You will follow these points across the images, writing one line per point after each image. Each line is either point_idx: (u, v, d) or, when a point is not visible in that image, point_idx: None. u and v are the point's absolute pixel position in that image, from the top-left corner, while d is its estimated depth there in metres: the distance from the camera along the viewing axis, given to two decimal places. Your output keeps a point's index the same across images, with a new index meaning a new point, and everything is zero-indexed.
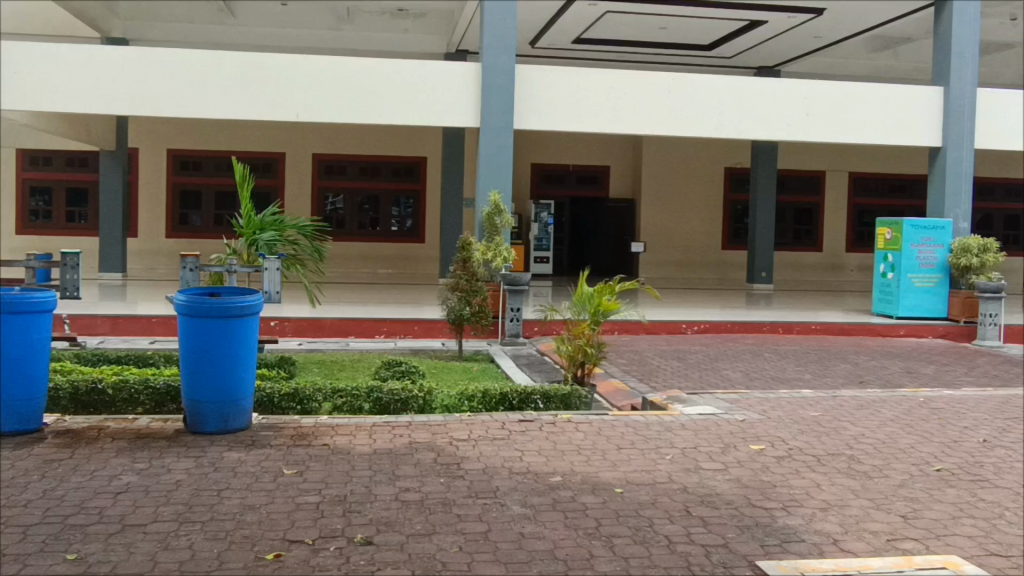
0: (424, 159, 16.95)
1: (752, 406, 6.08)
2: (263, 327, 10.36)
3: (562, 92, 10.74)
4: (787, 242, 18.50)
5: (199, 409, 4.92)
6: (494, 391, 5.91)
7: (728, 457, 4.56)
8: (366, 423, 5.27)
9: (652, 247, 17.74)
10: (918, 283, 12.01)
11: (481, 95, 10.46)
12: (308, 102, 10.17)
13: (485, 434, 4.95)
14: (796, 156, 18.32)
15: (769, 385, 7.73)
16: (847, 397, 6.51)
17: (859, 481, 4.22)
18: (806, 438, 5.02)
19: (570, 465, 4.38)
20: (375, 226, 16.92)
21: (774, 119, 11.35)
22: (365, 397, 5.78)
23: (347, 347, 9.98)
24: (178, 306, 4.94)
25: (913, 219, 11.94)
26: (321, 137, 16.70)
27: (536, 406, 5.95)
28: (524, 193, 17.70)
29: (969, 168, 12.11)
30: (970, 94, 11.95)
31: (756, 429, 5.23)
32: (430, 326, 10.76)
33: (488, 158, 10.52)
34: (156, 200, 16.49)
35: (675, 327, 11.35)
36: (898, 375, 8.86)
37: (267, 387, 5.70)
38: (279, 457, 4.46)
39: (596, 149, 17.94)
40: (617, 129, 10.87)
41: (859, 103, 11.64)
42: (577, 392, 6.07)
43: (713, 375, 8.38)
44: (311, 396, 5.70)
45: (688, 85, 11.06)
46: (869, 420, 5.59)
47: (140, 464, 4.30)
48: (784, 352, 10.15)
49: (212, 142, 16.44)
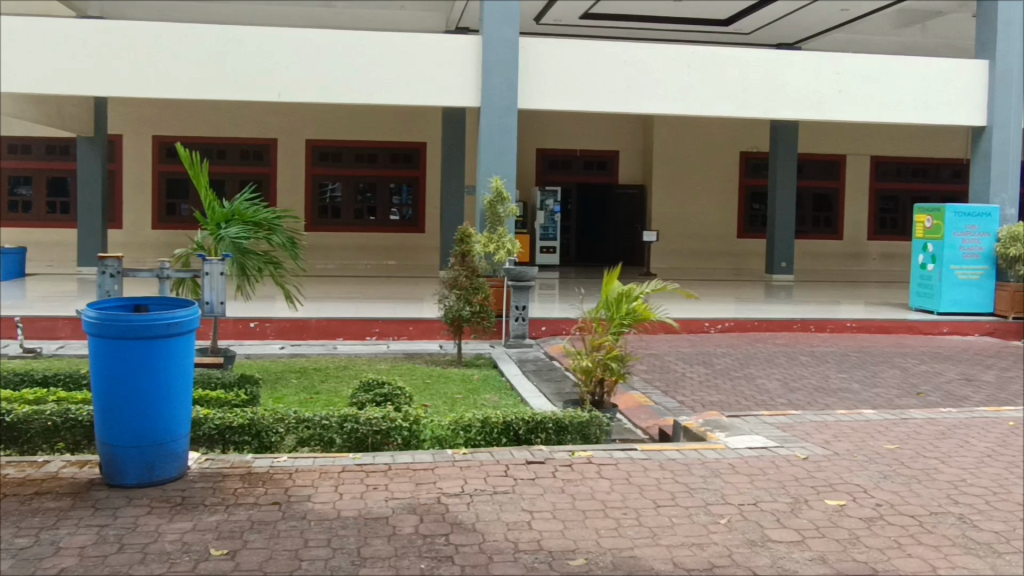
0: (424, 144, 15.83)
1: (810, 435, 4.98)
2: (242, 329, 9.26)
3: (570, 67, 9.60)
4: (806, 230, 17.36)
5: (116, 457, 3.84)
6: (495, 417, 4.84)
7: (802, 522, 3.48)
8: (330, 466, 4.20)
9: (663, 236, 16.68)
10: (961, 276, 10.92)
11: (483, 70, 9.34)
12: (291, 79, 9.05)
13: (484, 487, 3.85)
14: (818, 138, 17.12)
15: (816, 402, 6.64)
16: (920, 420, 5.39)
17: (987, 562, 3.14)
18: (896, 486, 3.95)
19: (595, 536, 3.31)
20: (371, 215, 15.83)
21: (805, 96, 10.22)
22: (337, 428, 4.71)
23: (334, 351, 8.95)
24: (87, 324, 3.84)
25: (956, 206, 10.81)
26: (313, 120, 15.58)
27: (547, 437, 4.88)
28: (528, 180, 16.57)
29: (1017, 149, 10.96)
30: (1018, 67, 10.79)
31: (826, 473, 4.14)
32: (427, 326, 9.64)
33: (489, 140, 9.44)
34: (140, 190, 15.42)
35: (696, 325, 10.24)
36: (957, 384, 7.77)
37: (218, 416, 4.68)
38: (210, 526, 3.39)
39: (605, 132, 16.76)
40: (631, 109, 9.76)
41: (899, 78, 10.45)
42: (597, 420, 4.97)
43: (747, 386, 7.31)
44: (271, 426, 4.66)
45: (708, 57, 9.92)
46: (963, 456, 4.50)
47: (21, 540, 3.23)
48: (821, 356, 9.04)
49: (197, 128, 15.29)
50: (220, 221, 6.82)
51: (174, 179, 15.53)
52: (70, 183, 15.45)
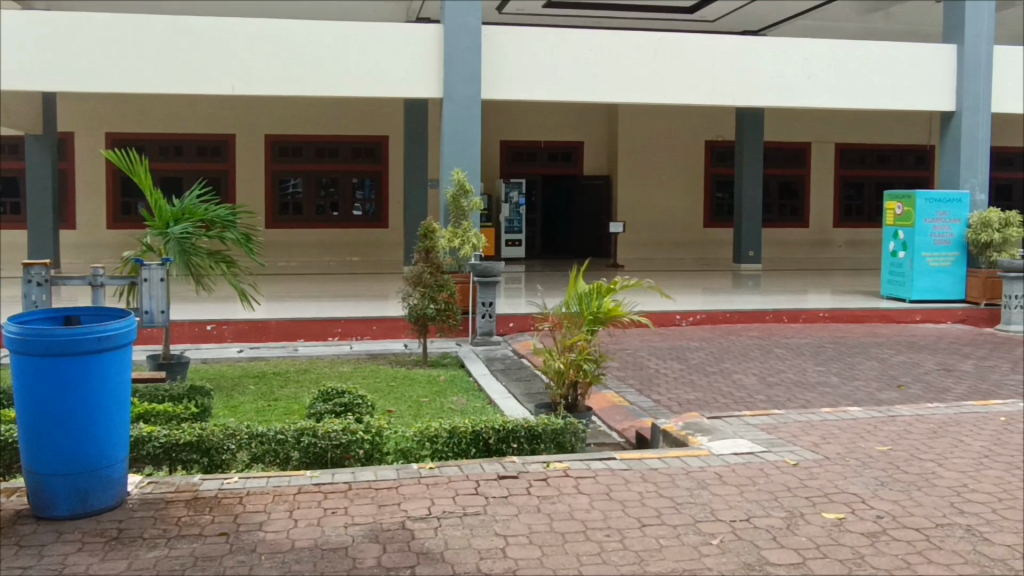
0: (387, 138, 15.43)
1: (797, 438, 4.71)
2: (198, 332, 8.81)
3: (534, 55, 9.28)
4: (772, 219, 17.20)
5: (45, 485, 3.47)
6: (463, 427, 4.51)
7: (801, 539, 3.21)
8: (284, 488, 3.85)
9: (631, 227, 16.44)
10: (933, 263, 10.77)
11: (445, 60, 8.99)
12: (246, 71, 8.62)
13: (453, 509, 3.51)
14: (784, 126, 16.96)
15: (797, 399, 6.39)
16: (908, 418, 5.15)
17: None
18: (895, 495, 3.70)
19: (577, 564, 3.01)
20: (333, 211, 15.41)
21: (775, 83, 9.98)
22: (293, 443, 4.36)
23: (295, 354, 8.56)
24: (10, 340, 3.46)
25: (927, 192, 10.65)
26: (271, 115, 15.09)
27: (518, 447, 4.57)
28: (492, 172, 16.25)
29: (986, 134, 10.81)
30: (987, 50, 10.62)
31: (820, 481, 3.88)
32: (391, 326, 9.27)
33: (452, 132, 9.08)
34: (94, 189, 14.88)
35: (667, 318, 9.97)
36: (936, 375, 7.59)
37: (164, 433, 4.32)
38: (147, 565, 3.03)
39: (570, 123, 16.47)
40: (598, 97, 9.45)
41: (868, 63, 10.25)
42: (572, 427, 4.66)
43: (723, 382, 7.06)
44: (222, 444, 4.30)
45: (675, 44, 9.64)
46: (959, 458, 4.27)
47: None
48: (797, 348, 8.81)
49: (152, 124, 14.75)
50: (169, 220, 6.45)
51: (128, 178, 14.98)
52: (19, 183, 14.83)
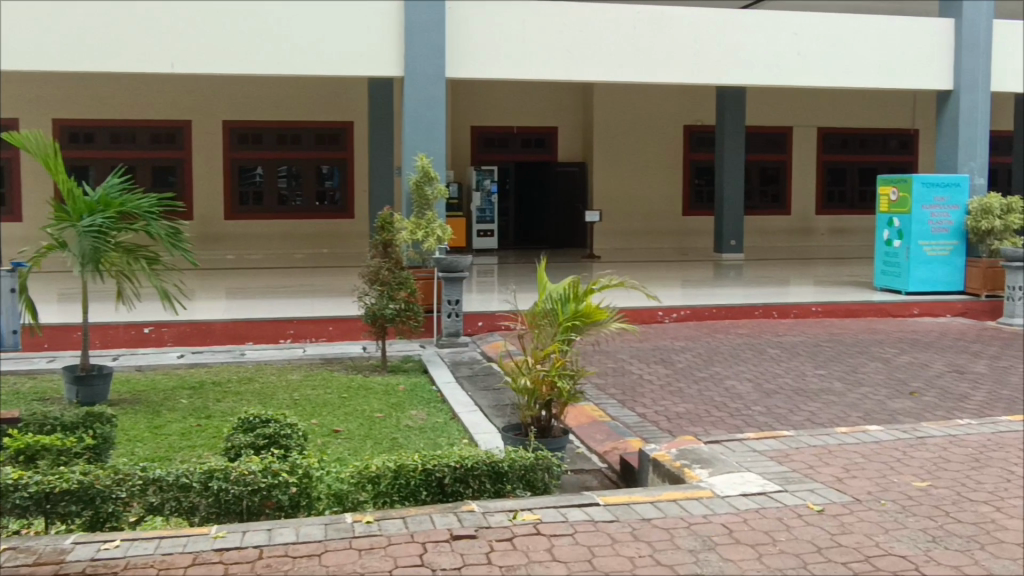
0: (351, 123, 14.53)
1: (816, 470, 3.92)
2: (134, 336, 7.89)
3: (501, 29, 8.42)
4: (754, 206, 16.42)
5: None
6: (412, 464, 3.67)
7: None
8: (177, 557, 3.00)
9: (607, 217, 15.63)
10: (930, 253, 10.04)
11: (405, 35, 8.10)
12: (182, 44, 7.67)
13: None
14: (766, 110, 16.18)
15: (798, 412, 5.61)
16: (937, 441, 4.39)
17: None
18: (955, 559, 2.92)
19: None
20: (295, 200, 14.48)
21: (764, 60, 9.17)
22: (199, 489, 3.50)
23: (241, 358, 7.69)
24: None
25: (924, 176, 9.88)
26: (228, 98, 14.12)
27: (477, 489, 3.74)
28: (462, 160, 15.36)
29: (985, 113, 10.07)
30: (986, 25, 9.87)
31: (856, 536, 3.09)
32: (348, 326, 8.37)
33: (413, 114, 8.20)
34: (40, 179, 13.84)
35: (649, 315, 9.17)
36: (946, 378, 6.86)
37: (40, 477, 3.44)
38: None
39: (544, 107, 15.62)
40: (572, 76, 8.60)
41: (860, 40, 9.48)
42: (545, 462, 3.85)
43: (715, 390, 6.26)
44: (110, 491, 3.45)
45: (655, 16, 8.80)
46: (1015, 499, 3.50)
47: None
48: (792, 348, 8.03)
49: (100, 110, 13.71)
50: (83, 212, 5.53)
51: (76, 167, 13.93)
52: None
